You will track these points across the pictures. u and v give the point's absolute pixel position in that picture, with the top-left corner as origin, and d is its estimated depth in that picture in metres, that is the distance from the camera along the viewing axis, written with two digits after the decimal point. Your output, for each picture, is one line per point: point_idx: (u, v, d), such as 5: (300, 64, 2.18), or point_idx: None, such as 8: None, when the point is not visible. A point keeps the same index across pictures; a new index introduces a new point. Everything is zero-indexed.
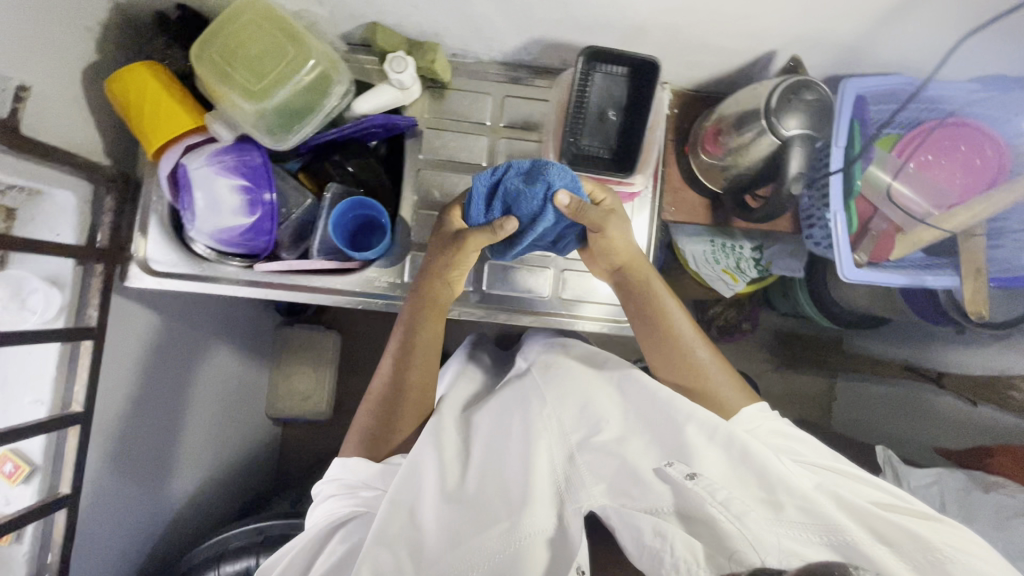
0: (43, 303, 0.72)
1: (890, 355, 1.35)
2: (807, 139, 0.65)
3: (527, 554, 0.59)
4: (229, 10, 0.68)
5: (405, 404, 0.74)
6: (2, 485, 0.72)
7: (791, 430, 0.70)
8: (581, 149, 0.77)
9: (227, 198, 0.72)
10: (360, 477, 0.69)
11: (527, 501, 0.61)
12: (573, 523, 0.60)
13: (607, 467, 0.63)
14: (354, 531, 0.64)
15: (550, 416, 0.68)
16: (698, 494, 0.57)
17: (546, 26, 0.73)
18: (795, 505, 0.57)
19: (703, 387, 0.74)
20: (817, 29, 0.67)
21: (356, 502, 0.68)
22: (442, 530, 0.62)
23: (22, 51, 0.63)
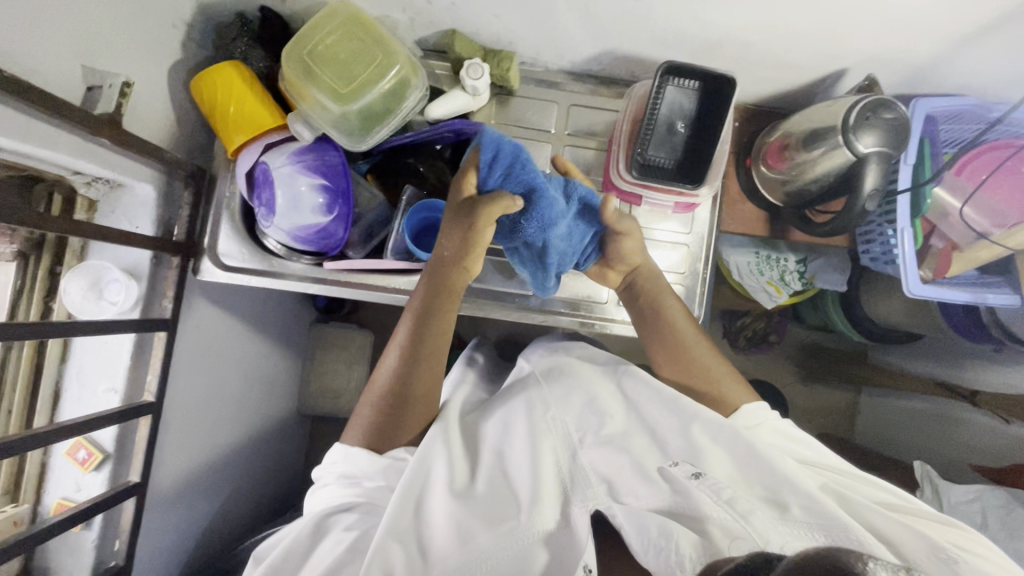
0: (120, 293, 0.74)
1: (921, 372, 1.35)
2: (883, 156, 0.66)
3: (530, 555, 0.60)
4: (323, 11, 0.70)
5: (413, 399, 0.70)
6: (76, 471, 0.73)
7: (794, 432, 0.70)
8: (648, 160, 0.78)
9: (307, 197, 0.75)
10: (361, 468, 0.65)
11: (534, 500, 0.62)
12: (579, 523, 0.62)
13: (615, 464, 0.64)
14: (357, 522, 0.62)
15: (557, 411, 0.69)
16: (701, 496, 0.57)
17: (620, 38, 0.75)
18: (799, 504, 0.55)
19: (709, 386, 0.74)
20: (891, 49, 0.69)
21: (357, 492, 0.65)
22: (449, 524, 0.60)
23: (119, 47, 0.65)
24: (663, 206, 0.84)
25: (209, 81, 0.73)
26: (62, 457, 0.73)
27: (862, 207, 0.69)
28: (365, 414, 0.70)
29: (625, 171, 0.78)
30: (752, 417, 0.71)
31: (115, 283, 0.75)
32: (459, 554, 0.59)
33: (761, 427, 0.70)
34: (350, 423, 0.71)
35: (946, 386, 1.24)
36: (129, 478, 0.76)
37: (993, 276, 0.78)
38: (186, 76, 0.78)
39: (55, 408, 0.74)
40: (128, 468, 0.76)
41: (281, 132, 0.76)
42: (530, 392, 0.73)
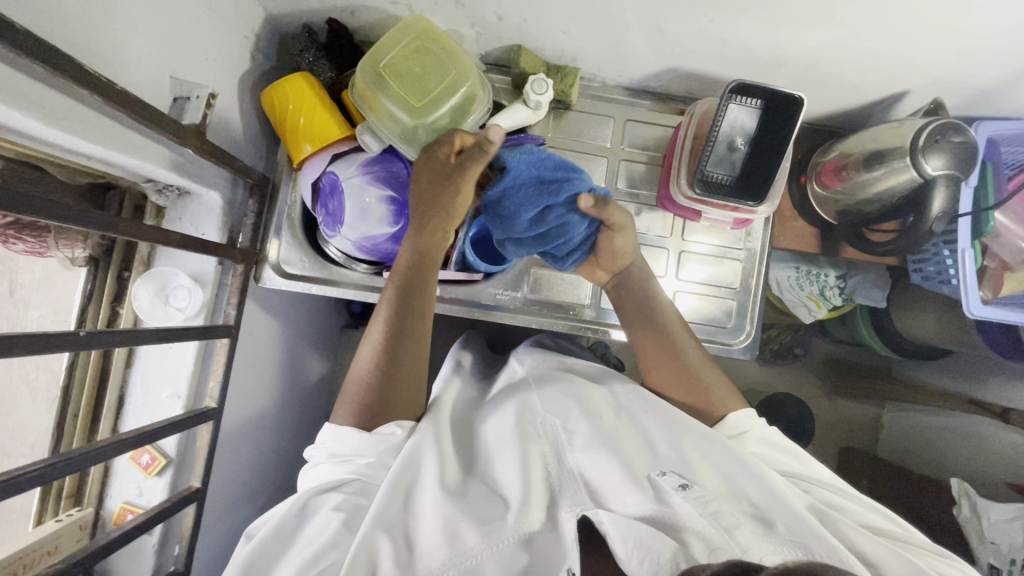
0: (186, 299, 0.75)
1: (950, 388, 1.31)
2: (950, 179, 0.68)
3: (512, 555, 0.55)
4: (401, 27, 0.72)
5: (402, 378, 0.67)
6: (140, 476, 0.74)
7: (780, 442, 0.68)
8: (708, 176, 0.79)
9: (375, 207, 0.75)
10: (351, 447, 0.63)
11: (523, 501, 0.57)
12: (567, 525, 0.56)
13: (602, 469, 0.58)
14: (344, 502, 0.59)
15: (544, 413, 0.65)
16: (685, 510, 0.53)
17: (686, 56, 0.76)
18: (785, 523, 0.52)
19: (695, 388, 0.72)
20: (958, 73, 0.70)
21: (348, 470, 0.62)
22: (438, 523, 0.56)
23: (200, 57, 0.66)
24: (721, 223, 0.86)
25: (282, 91, 0.75)
26: (126, 461, 0.74)
27: (928, 229, 0.71)
28: (352, 390, 0.67)
29: (687, 186, 0.79)
30: (736, 423, 0.68)
31: (182, 289, 0.75)
32: (448, 554, 0.54)
33: (747, 434, 0.67)
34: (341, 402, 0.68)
35: (975, 402, 1.24)
36: (189, 484, 0.76)
37: None
38: (254, 85, 0.80)
39: (119, 412, 0.75)
40: (188, 474, 0.77)
41: (347, 143, 0.77)
42: (529, 393, 0.69)
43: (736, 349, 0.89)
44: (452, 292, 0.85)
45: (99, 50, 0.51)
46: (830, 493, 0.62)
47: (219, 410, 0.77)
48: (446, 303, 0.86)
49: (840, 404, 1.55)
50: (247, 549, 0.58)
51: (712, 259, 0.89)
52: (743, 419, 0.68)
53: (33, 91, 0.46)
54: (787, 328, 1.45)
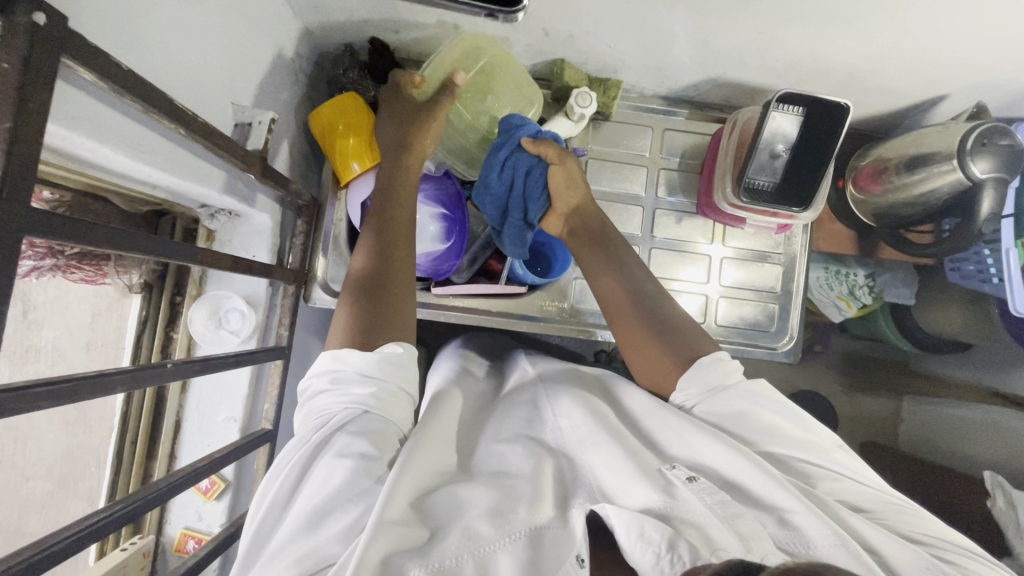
0: (240, 322, 0.75)
1: (971, 381, 1.33)
2: (998, 181, 0.70)
3: (506, 548, 0.46)
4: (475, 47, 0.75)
5: (389, 301, 0.60)
6: (199, 501, 0.73)
7: (768, 402, 0.58)
8: (752, 184, 0.80)
9: (428, 225, 0.76)
10: (356, 368, 0.54)
11: (533, 497, 0.51)
12: (580, 518, 0.50)
13: (612, 464, 0.54)
14: (350, 445, 0.49)
15: (554, 417, 0.63)
16: (698, 501, 0.49)
17: (728, 66, 0.77)
18: (792, 516, 0.48)
19: (661, 334, 0.63)
20: (999, 77, 0.72)
21: (348, 401, 0.53)
22: (439, 505, 0.49)
23: (254, 80, 0.67)
24: (765, 229, 0.87)
25: (330, 112, 0.76)
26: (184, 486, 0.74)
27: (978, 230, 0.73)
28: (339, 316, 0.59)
29: (733, 195, 0.80)
30: (693, 385, 0.59)
31: (236, 312, 0.75)
32: (458, 543, 0.45)
33: (718, 392, 0.58)
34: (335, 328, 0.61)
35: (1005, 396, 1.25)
36: (246, 509, 0.75)
37: None
38: (298, 105, 0.80)
39: (176, 437, 0.74)
40: (245, 498, 0.76)
41: None
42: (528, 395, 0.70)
43: (779, 352, 0.90)
44: (499, 306, 0.85)
45: (177, 82, 0.51)
46: (834, 473, 0.54)
47: (274, 432, 0.76)
48: (495, 319, 0.85)
49: None
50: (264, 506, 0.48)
51: (752, 263, 0.90)
52: (708, 371, 0.59)
53: (120, 123, 0.46)
54: (807, 327, 1.46)
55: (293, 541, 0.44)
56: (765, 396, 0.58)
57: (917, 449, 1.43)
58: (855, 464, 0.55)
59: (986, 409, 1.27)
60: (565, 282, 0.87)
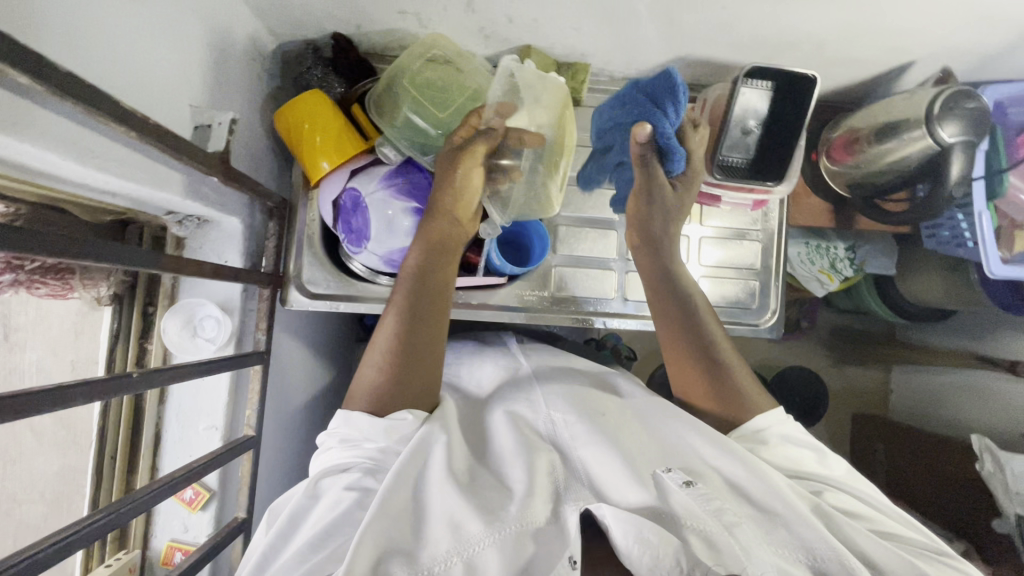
0: (216, 329, 0.74)
1: (957, 347, 1.34)
2: (967, 145, 0.70)
3: (514, 543, 0.52)
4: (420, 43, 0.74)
5: (417, 362, 0.65)
6: (184, 512, 0.72)
7: (798, 437, 0.66)
8: (724, 162, 0.80)
9: (400, 221, 0.73)
10: (360, 430, 0.61)
11: (525, 493, 0.57)
12: (570, 515, 0.55)
13: (607, 466, 0.60)
14: (359, 479, 0.57)
15: (546, 412, 0.69)
16: (689, 504, 0.55)
17: (695, 44, 0.77)
18: (786, 526, 0.56)
19: (720, 391, 0.69)
20: (965, 41, 0.71)
21: (359, 453, 0.60)
22: (438, 506, 0.54)
23: (211, 80, 0.65)
24: (741, 205, 0.88)
25: (296, 111, 0.74)
26: (168, 498, 0.72)
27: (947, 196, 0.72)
28: (368, 372, 0.65)
29: (706, 173, 0.80)
30: (749, 428, 0.66)
31: (210, 319, 0.74)
32: (448, 545, 0.51)
33: (760, 431, 0.65)
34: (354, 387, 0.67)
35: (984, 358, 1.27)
36: (234, 515, 0.75)
37: None
38: (262, 106, 0.79)
39: (157, 449, 0.73)
40: (231, 505, 0.75)
41: (364, 156, 0.77)
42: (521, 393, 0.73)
43: (762, 328, 0.90)
44: (479, 298, 0.85)
45: (127, 86, 0.50)
46: (841, 490, 0.62)
47: (258, 438, 0.75)
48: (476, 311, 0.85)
49: (847, 371, 1.58)
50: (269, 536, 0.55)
51: (731, 241, 0.90)
52: (772, 420, 0.66)
53: (67, 130, 0.45)
54: (795, 304, 1.47)
55: (297, 562, 0.51)
56: (789, 427, 0.66)
57: (910, 418, 1.44)
58: (860, 487, 0.63)
59: (970, 373, 1.29)
60: (544, 270, 0.86)
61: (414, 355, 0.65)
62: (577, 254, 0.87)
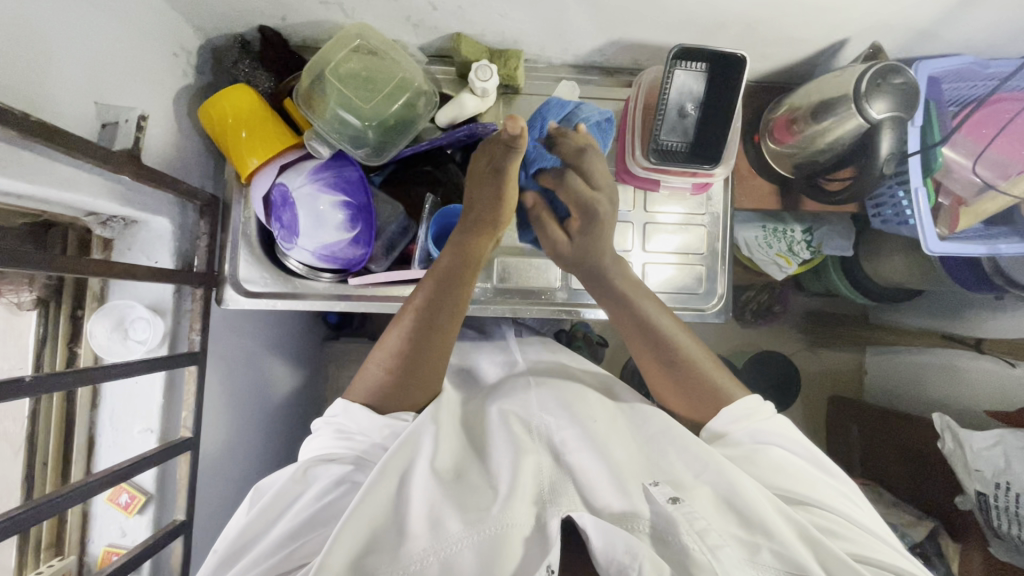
0: (147, 330, 0.73)
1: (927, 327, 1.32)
2: (896, 121, 0.68)
3: (502, 544, 0.53)
4: (340, 34, 0.73)
5: (423, 359, 0.68)
6: (120, 516, 0.72)
7: (793, 458, 0.64)
8: (662, 146, 0.79)
9: (329, 214, 0.73)
10: (359, 424, 0.65)
11: (508, 494, 0.57)
12: (552, 523, 0.55)
13: (595, 470, 0.61)
14: (348, 473, 0.61)
15: (538, 413, 0.69)
16: (674, 518, 0.54)
17: (627, 27, 0.76)
18: (771, 549, 0.53)
19: (692, 386, 0.69)
20: (895, 17, 0.70)
21: (350, 446, 0.64)
22: (421, 507, 0.55)
23: (121, 77, 0.64)
24: (681, 189, 0.86)
25: (221, 107, 0.73)
26: (104, 503, 0.72)
27: (879, 171, 0.71)
28: (371, 371, 0.68)
29: (640, 157, 0.80)
30: (727, 427, 0.67)
31: (141, 320, 0.73)
32: (427, 543, 0.52)
33: (735, 432, 0.66)
34: (356, 379, 0.71)
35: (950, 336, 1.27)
36: (173, 518, 0.74)
37: (999, 228, 0.84)
38: (190, 103, 0.77)
39: (92, 453, 0.73)
40: (170, 509, 0.75)
41: (292, 152, 0.76)
42: (515, 396, 0.72)
43: (709, 314, 0.90)
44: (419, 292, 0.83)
45: (10, 84, 0.49)
46: (836, 516, 0.60)
47: (196, 439, 0.75)
48: None
49: (823, 353, 1.59)
50: (250, 516, 0.58)
51: (676, 227, 0.90)
52: (742, 414, 0.67)
53: None
54: (765, 288, 1.46)
55: (279, 546, 0.55)
56: (772, 435, 0.66)
57: (882, 401, 1.42)
58: (847, 505, 0.62)
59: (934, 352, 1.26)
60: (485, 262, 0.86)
61: (413, 362, 0.67)
62: (519, 244, 0.87)
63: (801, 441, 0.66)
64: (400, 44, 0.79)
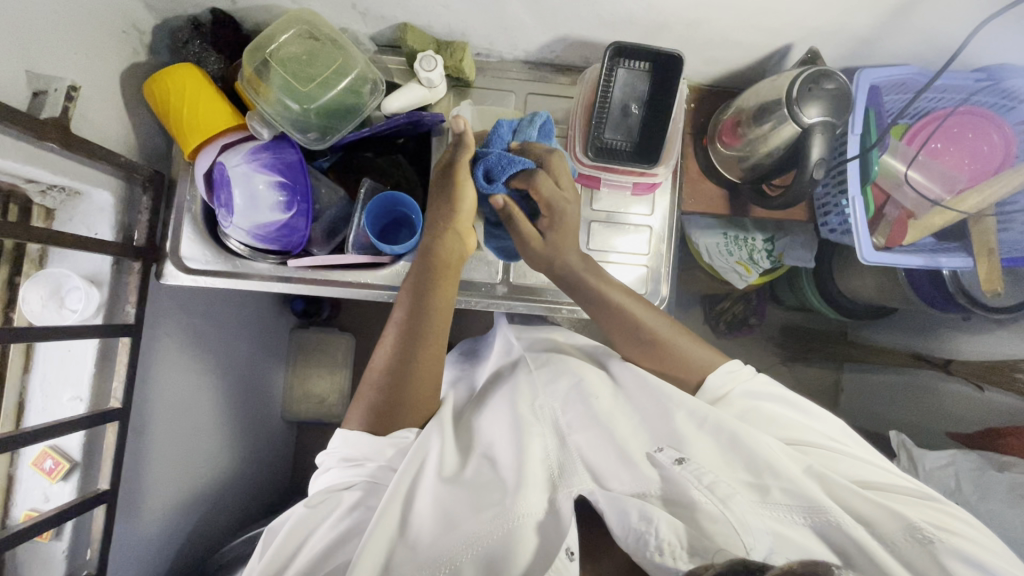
0: (82, 300, 0.73)
1: (898, 345, 1.24)
2: (827, 126, 0.69)
3: (519, 538, 0.58)
4: (281, 20, 0.75)
5: (416, 351, 0.72)
6: (44, 482, 0.73)
7: (795, 402, 0.69)
8: (605, 143, 0.80)
9: (264, 195, 0.76)
10: (363, 450, 0.68)
11: (520, 485, 0.62)
12: (564, 505, 0.60)
13: (602, 448, 0.66)
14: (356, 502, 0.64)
15: (541, 398, 0.73)
16: (683, 477, 0.58)
17: (571, 24, 0.77)
18: (781, 488, 0.58)
19: (671, 355, 0.74)
20: (833, 24, 0.71)
21: (361, 472, 0.67)
22: (435, 511, 0.61)
23: (63, 49, 0.65)
24: (621, 187, 0.86)
25: (165, 83, 0.75)
26: (29, 468, 0.73)
27: (810, 176, 0.71)
28: (365, 395, 0.72)
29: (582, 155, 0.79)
30: (720, 388, 0.71)
31: (76, 290, 0.73)
32: (437, 540, 0.59)
33: (728, 395, 0.70)
34: (353, 406, 0.74)
35: (922, 357, 1.17)
36: (98, 486, 0.75)
37: (950, 243, 0.84)
38: (140, 81, 0.79)
39: (20, 417, 0.73)
40: (96, 477, 0.76)
41: (237, 132, 0.78)
42: (519, 383, 0.76)
43: None
44: (356, 277, 0.84)
45: None
46: (832, 447, 0.65)
47: (125, 410, 0.76)
48: (355, 290, 0.84)
49: (797, 369, 1.45)
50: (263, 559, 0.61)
51: (619, 226, 0.90)
52: (724, 375, 0.71)
53: None
54: (740, 300, 1.39)
55: None
56: (763, 392, 0.70)
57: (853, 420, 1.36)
58: (840, 438, 0.67)
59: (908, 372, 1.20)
60: None
61: (402, 378, 0.71)
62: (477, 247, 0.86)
63: (787, 390, 0.71)
64: (350, 31, 0.82)
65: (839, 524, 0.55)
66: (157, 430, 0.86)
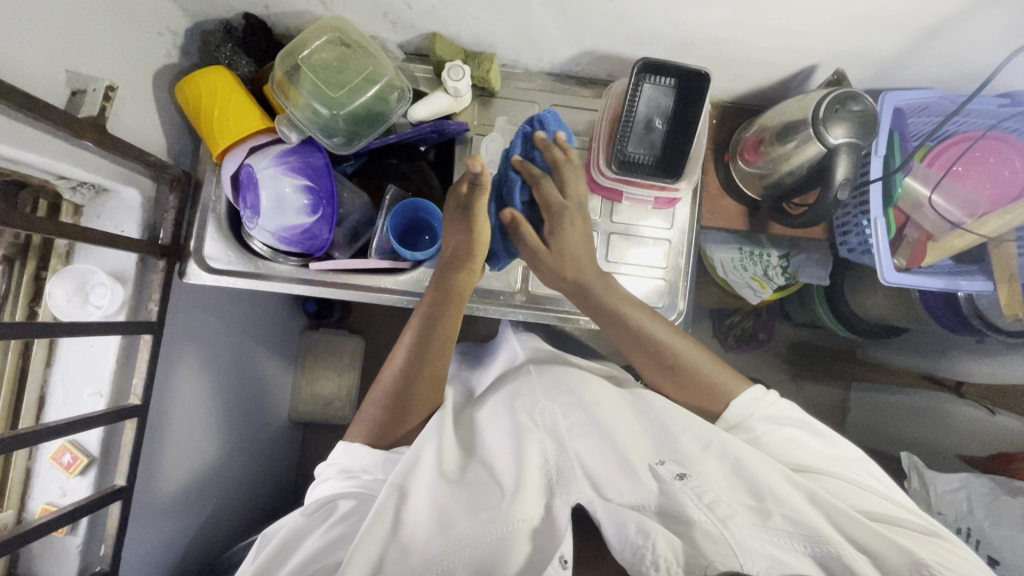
0: (106, 297, 0.73)
1: (908, 365, 1.24)
2: (853, 147, 0.70)
3: (516, 541, 0.58)
4: (313, 27, 0.76)
5: (422, 377, 0.73)
6: (61, 476, 0.73)
7: (801, 421, 0.71)
8: (627, 157, 0.81)
9: (292, 198, 0.77)
10: (359, 462, 0.69)
11: (523, 493, 0.61)
12: (561, 513, 0.60)
13: (609, 455, 0.66)
14: (357, 507, 0.65)
15: (545, 403, 0.74)
16: (683, 495, 0.57)
17: (598, 38, 0.77)
18: (782, 514, 0.58)
19: (693, 387, 0.74)
20: (860, 47, 0.71)
21: (359, 483, 0.68)
22: (430, 511, 0.61)
23: (102, 49, 0.67)
24: (642, 201, 0.86)
25: (197, 85, 0.76)
26: (47, 461, 0.73)
27: (835, 196, 0.71)
28: (370, 411, 0.73)
29: (605, 168, 0.81)
30: (738, 418, 0.72)
31: (101, 287, 0.73)
32: (442, 548, 0.57)
33: (748, 420, 0.71)
34: (355, 421, 0.75)
35: (932, 378, 1.16)
36: (115, 482, 0.75)
37: (969, 265, 0.84)
38: (172, 82, 0.80)
39: (41, 410, 0.73)
40: (113, 473, 0.76)
41: (265, 135, 0.78)
42: (521, 388, 0.77)
43: None
44: (376, 281, 0.84)
45: None
46: (834, 477, 0.65)
47: (144, 407, 0.76)
48: (374, 294, 0.85)
49: (806, 387, 1.45)
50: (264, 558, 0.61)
51: (635, 239, 0.90)
52: (743, 405, 0.72)
53: None
54: (750, 315, 1.39)
55: None
56: (782, 417, 0.71)
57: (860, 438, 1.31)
58: (856, 471, 0.66)
59: (918, 393, 1.19)
60: None
61: (405, 396, 0.72)
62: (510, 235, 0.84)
63: (805, 415, 0.71)
64: (379, 39, 0.83)
65: (839, 554, 0.55)
66: (168, 427, 0.86)
